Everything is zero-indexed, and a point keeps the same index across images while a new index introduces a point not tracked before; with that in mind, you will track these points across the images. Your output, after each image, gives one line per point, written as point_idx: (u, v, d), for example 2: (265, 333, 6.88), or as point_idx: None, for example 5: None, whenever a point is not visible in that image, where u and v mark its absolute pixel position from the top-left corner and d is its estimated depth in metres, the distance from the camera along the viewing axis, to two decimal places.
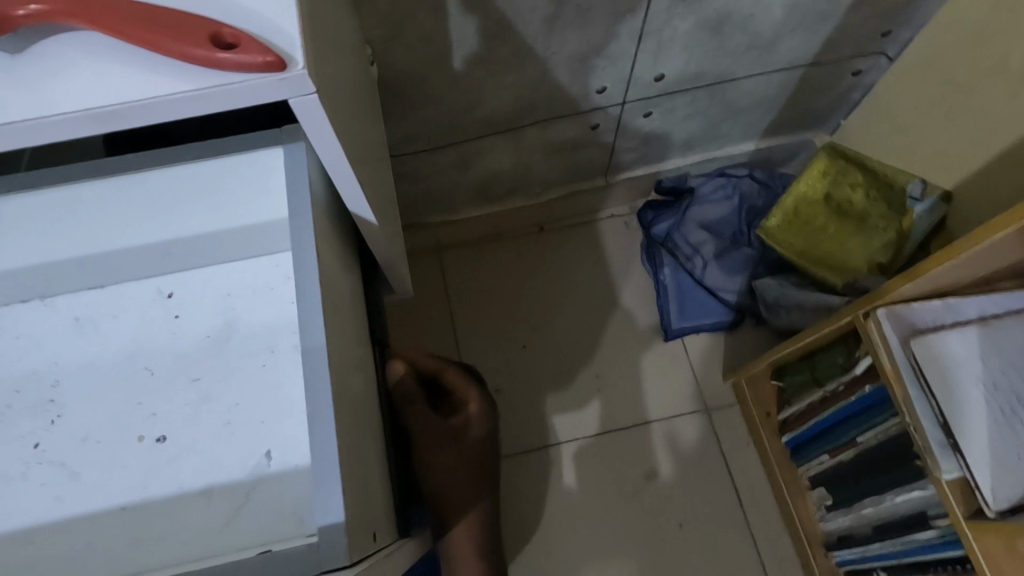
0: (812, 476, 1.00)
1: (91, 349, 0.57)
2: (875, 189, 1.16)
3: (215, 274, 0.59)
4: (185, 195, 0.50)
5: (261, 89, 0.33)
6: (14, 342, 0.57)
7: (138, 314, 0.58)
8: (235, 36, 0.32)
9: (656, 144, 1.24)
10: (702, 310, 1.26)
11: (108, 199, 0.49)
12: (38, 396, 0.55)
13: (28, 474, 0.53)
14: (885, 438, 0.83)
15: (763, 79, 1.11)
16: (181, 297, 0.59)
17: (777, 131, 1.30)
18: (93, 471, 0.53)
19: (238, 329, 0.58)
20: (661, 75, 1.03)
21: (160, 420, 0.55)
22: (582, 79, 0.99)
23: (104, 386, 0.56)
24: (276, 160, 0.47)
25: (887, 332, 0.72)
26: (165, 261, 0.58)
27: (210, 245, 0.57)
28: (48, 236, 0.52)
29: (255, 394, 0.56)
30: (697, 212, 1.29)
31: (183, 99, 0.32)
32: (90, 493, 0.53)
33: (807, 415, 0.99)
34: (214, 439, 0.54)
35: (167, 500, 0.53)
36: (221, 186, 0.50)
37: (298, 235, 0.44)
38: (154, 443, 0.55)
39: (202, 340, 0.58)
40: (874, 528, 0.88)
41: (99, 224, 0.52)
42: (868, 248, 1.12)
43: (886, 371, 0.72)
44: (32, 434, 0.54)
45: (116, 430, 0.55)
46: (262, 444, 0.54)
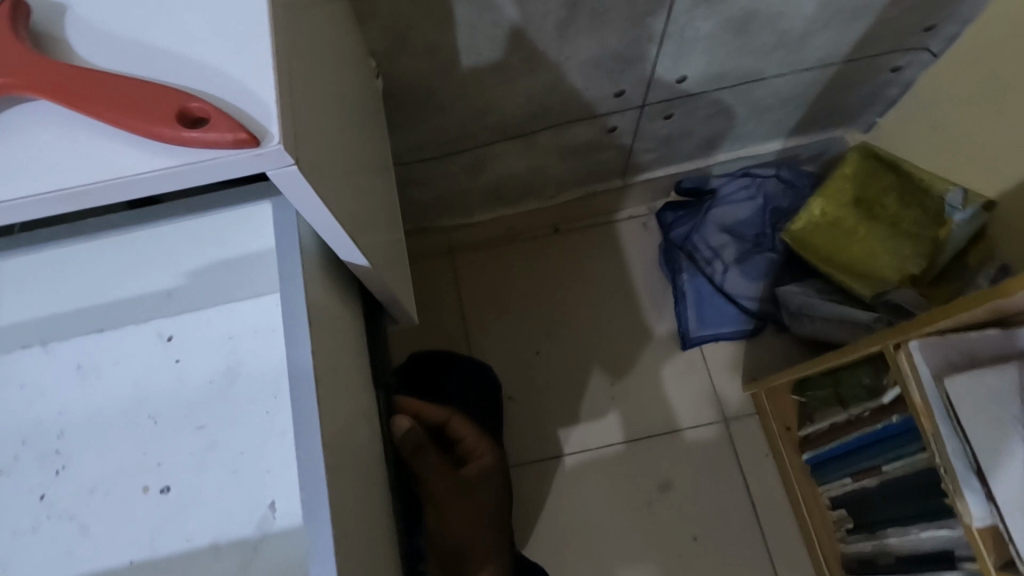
0: (832, 496, 0.97)
1: (95, 397, 0.56)
2: (908, 194, 1.10)
3: (216, 315, 0.57)
4: (179, 246, 0.48)
5: (234, 167, 0.30)
6: (18, 391, 0.56)
7: (141, 359, 0.57)
8: (204, 110, 0.29)
9: (676, 145, 1.18)
10: (723, 317, 1.22)
11: (105, 253, 0.46)
12: (43, 446, 0.55)
13: (39, 527, 0.52)
14: (913, 470, 0.79)
15: (792, 77, 1.05)
16: (182, 340, 0.57)
17: (806, 129, 1.23)
18: (102, 524, 0.53)
19: (241, 373, 0.56)
20: (683, 76, 0.98)
21: (165, 470, 0.54)
22: (598, 83, 0.94)
23: (110, 435, 0.55)
24: (266, 214, 0.45)
25: (919, 365, 0.68)
26: (167, 303, 0.56)
27: (211, 288, 0.55)
28: (45, 289, 0.50)
29: (259, 441, 0.54)
30: (719, 212, 1.24)
31: (153, 179, 0.30)
32: (101, 547, 0.52)
33: (830, 434, 0.94)
34: (220, 488, 0.53)
35: (175, 555, 0.52)
36: (213, 237, 0.47)
37: (287, 289, 0.42)
38: (160, 495, 0.53)
39: (205, 386, 0.56)
40: (898, 558, 0.85)
41: (97, 277, 0.50)
42: (899, 257, 1.08)
43: (917, 406, 0.69)
44: (39, 486, 0.54)
45: (121, 482, 0.54)
46: (266, 494, 0.52)
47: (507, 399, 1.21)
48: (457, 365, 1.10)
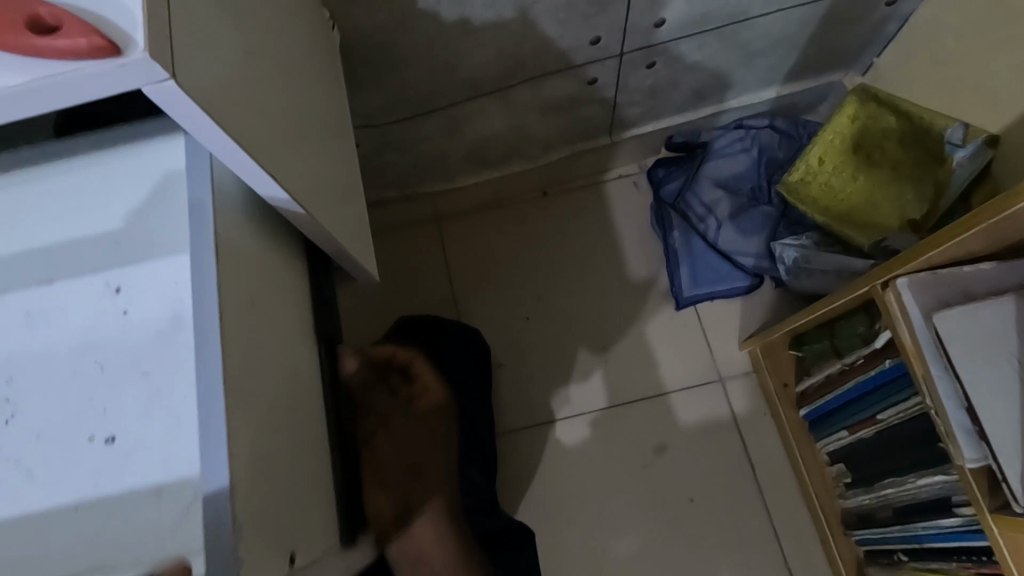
0: (831, 451, 0.94)
1: (43, 345, 0.55)
2: (909, 136, 1.03)
3: (159, 266, 0.55)
4: (100, 185, 0.51)
5: (98, 80, 0.29)
6: None
7: (87, 307, 0.55)
8: (57, 17, 0.28)
9: (663, 97, 1.14)
10: (717, 275, 1.18)
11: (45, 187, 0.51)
12: None
13: None
14: (908, 417, 0.76)
15: (778, 16, 0.99)
16: (127, 289, 0.55)
17: (802, 74, 1.17)
18: (47, 468, 0.53)
19: (186, 322, 0.54)
20: (661, 20, 0.93)
21: (110, 418, 0.53)
22: (571, 29, 0.89)
23: (60, 383, 0.54)
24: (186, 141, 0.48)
25: (908, 304, 0.64)
26: (108, 251, 0.55)
27: (148, 233, 0.54)
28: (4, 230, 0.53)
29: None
30: (712, 166, 1.20)
31: (14, 96, 0.28)
32: (49, 490, 0.52)
33: (824, 387, 0.92)
34: (164, 435, 0.52)
35: (121, 501, 0.51)
36: (125, 171, 0.51)
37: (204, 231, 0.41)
38: (104, 443, 0.53)
39: (150, 335, 0.54)
40: (896, 510, 0.81)
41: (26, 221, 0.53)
42: (900, 203, 1.03)
43: (906, 347, 0.66)
44: None
45: (69, 429, 0.53)
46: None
47: (496, 366, 1.19)
48: (441, 331, 1.08)
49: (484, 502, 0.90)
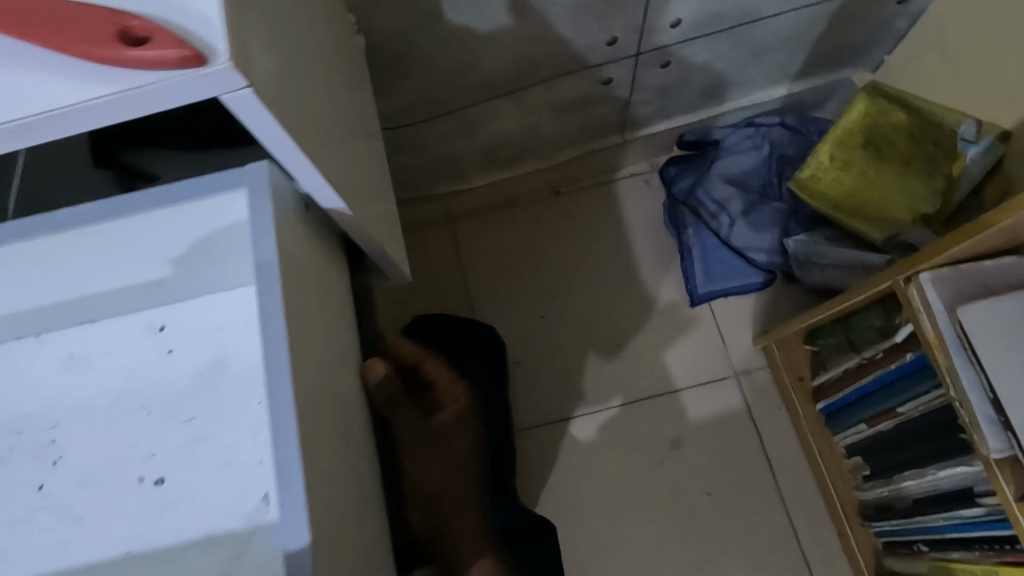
0: (849, 444, 0.95)
1: (86, 389, 0.55)
2: (921, 130, 1.04)
3: (205, 304, 0.56)
4: (151, 239, 0.47)
5: (182, 89, 0.30)
6: (12, 381, 0.55)
7: (131, 348, 0.56)
8: (146, 30, 0.30)
9: (676, 96, 1.15)
10: (730, 271, 1.19)
11: (79, 250, 0.47)
12: (36, 437, 0.54)
13: (35, 516, 0.52)
14: (929, 409, 0.77)
15: (791, 16, 1.01)
16: (172, 329, 0.56)
17: (811, 72, 1.18)
18: (94, 514, 0.51)
19: (230, 364, 0.54)
20: (677, 20, 0.94)
21: (158, 461, 0.52)
22: (589, 30, 0.90)
23: (105, 427, 0.54)
24: (239, 203, 0.45)
25: (931, 298, 0.66)
26: (154, 292, 0.54)
27: (198, 276, 0.53)
28: (35, 284, 0.50)
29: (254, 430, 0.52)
30: (723, 164, 1.21)
31: (103, 106, 0.30)
32: (95, 539, 0.51)
33: (841, 382, 0.93)
34: (212, 480, 0.51)
35: (170, 547, 0.50)
36: (175, 227, 0.46)
37: (263, 229, 0.41)
38: (153, 486, 0.52)
39: (195, 376, 0.54)
40: (916, 500, 0.83)
41: (72, 272, 0.49)
42: (911, 196, 1.04)
43: (930, 340, 0.67)
44: (36, 476, 0.53)
45: (113, 474, 0.52)
46: (257, 486, 0.51)
47: (512, 364, 1.20)
48: (458, 330, 1.08)
49: (507, 497, 0.92)
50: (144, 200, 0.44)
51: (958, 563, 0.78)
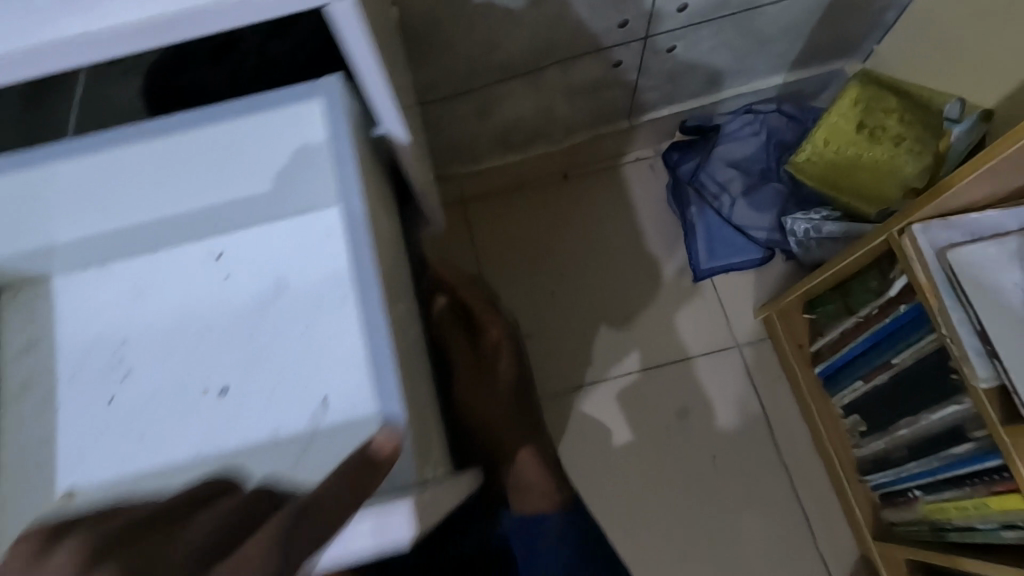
0: (846, 404, 1.01)
1: (151, 312, 0.59)
2: (911, 112, 1.12)
3: (262, 234, 0.60)
4: (227, 154, 0.53)
5: None
6: (81, 309, 0.60)
7: (191, 274, 0.60)
8: None
9: (680, 82, 1.22)
10: (733, 249, 1.25)
11: (160, 161, 0.52)
12: (105, 355, 0.58)
13: (106, 425, 0.56)
14: (920, 358, 0.82)
15: (789, 5, 1.08)
16: (232, 256, 0.60)
17: (807, 61, 1.26)
18: (164, 421, 0.56)
19: (288, 287, 0.59)
20: (684, 5, 1.00)
21: (221, 373, 0.57)
22: (603, 13, 0.97)
23: (170, 346, 0.58)
24: (314, 113, 0.50)
25: (922, 247, 0.72)
26: (216, 221, 0.60)
27: (264, 200, 0.59)
28: (113, 200, 0.55)
29: (312, 343, 0.57)
30: (725, 149, 1.27)
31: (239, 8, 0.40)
32: (164, 441, 0.56)
33: (840, 343, 0.99)
34: (276, 387, 0.56)
35: (236, 447, 0.55)
36: (250, 142, 0.52)
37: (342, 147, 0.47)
38: (217, 396, 0.57)
39: (252, 298, 0.59)
40: (910, 448, 0.88)
41: (154, 185, 0.55)
42: (904, 175, 1.11)
43: (922, 285, 0.72)
44: (106, 390, 0.57)
45: (181, 383, 0.57)
46: (318, 391, 0.56)
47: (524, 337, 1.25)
48: None
49: None
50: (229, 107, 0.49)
51: (951, 502, 0.82)
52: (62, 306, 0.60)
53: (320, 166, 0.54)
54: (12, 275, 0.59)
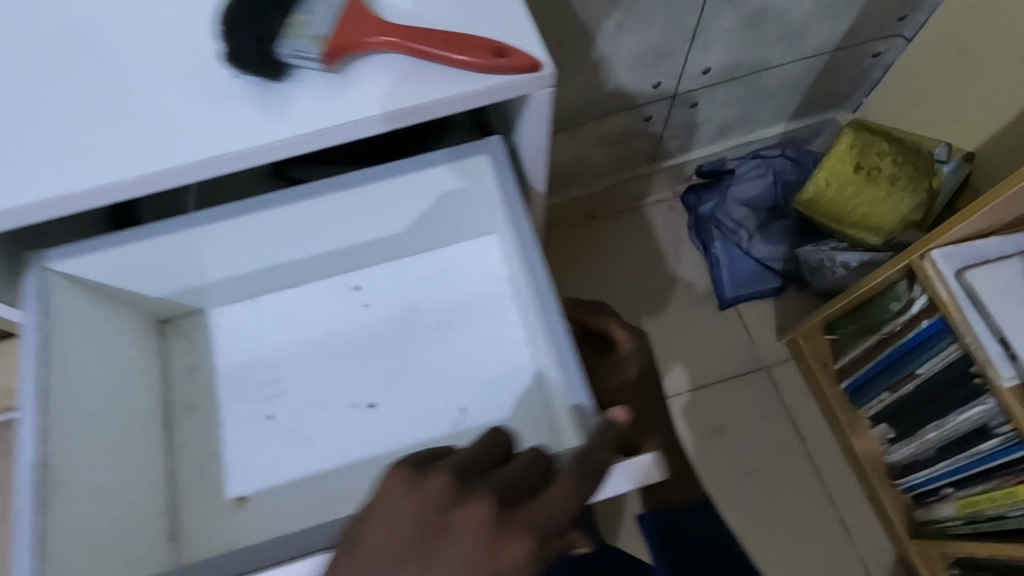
0: (873, 414, 1.11)
1: (299, 338, 0.67)
2: (903, 154, 1.23)
3: (395, 268, 0.70)
4: (392, 202, 0.61)
5: (520, 85, 0.47)
6: (236, 336, 0.68)
7: (334, 304, 0.69)
8: (502, 47, 0.47)
9: (698, 132, 1.37)
10: (754, 278, 1.37)
11: (336, 208, 0.60)
12: (261, 377, 0.65)
13: (269, 439, 0.63)
14: (943, 366, 0.93)
15: (793, 66, 1.24)
16: (369, 288, 0.69)
17: (805, 113, 1.43)
18: (320, 435, 0.63)
19: (422, 310, 0.68)
20: (708, 68, 1.16)
21: (369, 389, 0.65)
22: (640, 75, 1.11)
23: (319, 368, 0.66)
24: (482, 167, 0.58)
25: (942, 269, 0.84)
26: (358, 258, 0.69)
27: (406, 237, 0.67)
28: (280, 241, 0.63)
29: (452, 358, 0.66)
30: (737, 189, 1.38)
31: (468, 97, 0.47)
32: (323, 451, 0.63)
33: (865, 358, 1.10)
34: (420, 398, 0.64)
35: (388, 453, 0.63)
36: (415, 190, 0.61)
37: (506, 186, 0.57)
38: (368, 409, 0.64)
39: (392, 323, 0.68)
40: (939, 448, 0.98)
41: (324, 229, 0.63)
42: (899, 209, 1.23)
43: (943, 301, 0.84)
44: (264, 408, 0.64)
45: (332, 402, 0.65)
46: (456, 401, 0.64)
47: None
48: None
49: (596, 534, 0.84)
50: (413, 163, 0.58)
51: (983, 494, 0.92)
52: (218, 335, 0.68)
53: (468, 206, 0.64)
54: (175, 309, 0.67)
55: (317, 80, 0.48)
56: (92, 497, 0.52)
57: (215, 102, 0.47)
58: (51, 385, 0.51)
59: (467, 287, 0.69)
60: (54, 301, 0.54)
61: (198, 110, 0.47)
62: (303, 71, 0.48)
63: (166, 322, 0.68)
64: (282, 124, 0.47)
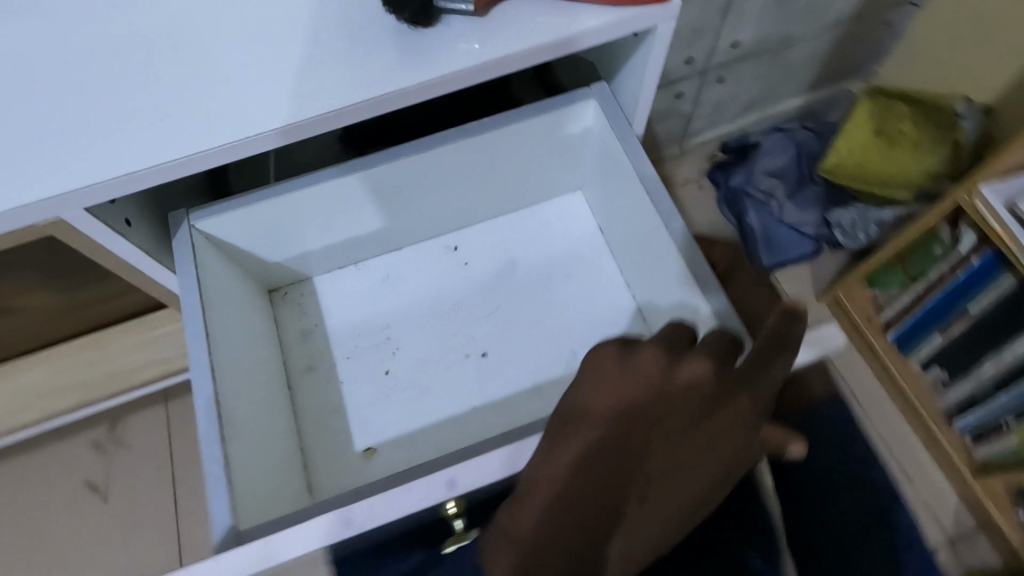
0: (924, 359, 1.14)
1: (406, 297, 0.70)
2: (921, 114, 1.30)
3: (489, 227, 0.73)
4: (496, 157, 0.64)
5: (647, 18, 0.58)
6: (345, 299, 0.70)
7: (435, 264, 0.72)
8: None
9: (724, 108, 1.42)
10: (791, 244, 1.40)
11: (448, 167, 0.63)
12: (375, 336, 0.68)
13: (390, 393, 0.65)
14: (998, 300, 0.97)
15: (815, 38, 1.30)
16: (467, 247, 0.72)
17: (823, 84, 1.49)
18: (439, 386, 0.66)
19: (523, 265, 0.71)
20: (737, 43, 1.21)
21: (480, 339, 0.68)
22: (676, 53, 1.16)
23: (431, 325, 0.68)
24: (584, 113, 0.63)
25: (994, 204, 0.88)
26: (455, 219, 0.71)
27: (502, 196, 0.71)
28: (387, 202, 0.65)
29: (559, 305, 0.69)
30: (763, 161, 1.42)
31: (603, 31, 0.58)
32: (444, 400, 0.65)
33: (912, 306, 1.13)
34: (532, 345, 0.67)
35: (506, 396, 0.65)
36: (519, 142, 0.63)
37: (619, 130, 0.60)
38: (480, 358, 0.67)
39: (494, 277, 0.71)
40: (998, 381, 1.02)
41: (436, 183, 0.65)
42: (926, 163, 1.27)
43: (998, 234, 0.88)
44: (382, 363, 0.66)
45: (447, 354, 0.67)
46: (567, 344, 0.67)
47: None
48: None
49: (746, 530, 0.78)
50: (523, 113, 0.61)
51: None
52: (327, 300, 0.70)
53: (565, 160, 0.68)
54: (286, 276, 0.69)
55: (466, 23, 0.58)
56: (253, 441, 0.54)
57: (382, 54, 0.56)
58: (210, 342, 0.52)
59: (561, 239, 0.72)
60: (195, 262, 0.55)
61: (369, 57, 0.56)
62: (452, 15, 0.58)
63: (274, 291, 0.71)
64: (446, 64, 0.56)
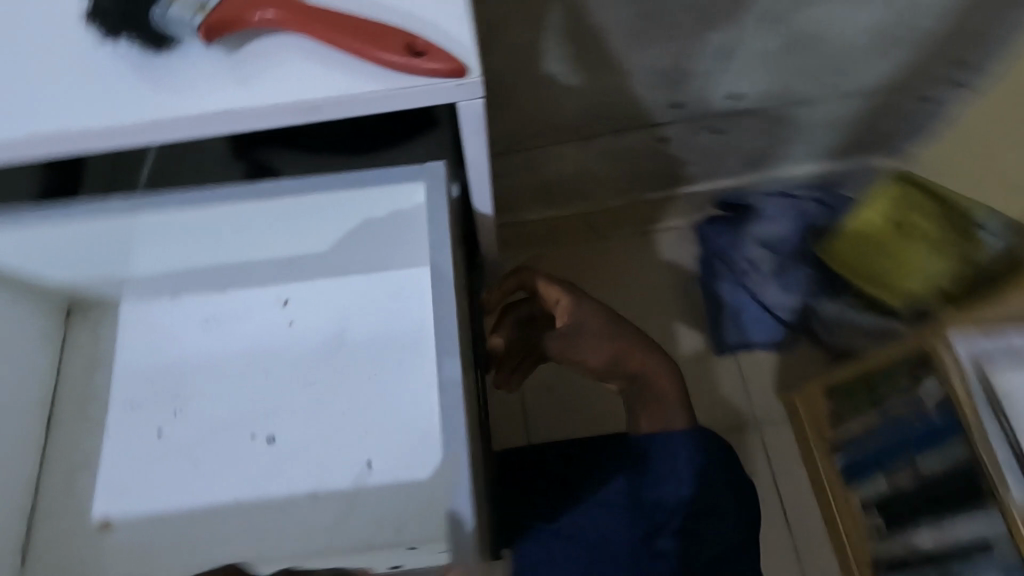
0: (865, 496, 1.01)
1: (214, 350, 0.61)
2: (944, 214, 1.10)
3: (331, 287, 0.63)
4: (324, 222, 0.56)
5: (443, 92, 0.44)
6: (146, 337, 0.61)
7: (258, 319, 0.62)
8: (425, 47, 0.44)
9: (726, 159, 1.20)
10: (760, 327, 1.24)
11: (258, 221, 0.54)
12: (164, 387, 0.60)
13: (156, 459, 0.58)
14: (949, 463, 0.86)
15: (838, 105, 1.10)
16: (297, 303, 0.62)
17: (855, 152, 1.23)
18: (213, 464, 0.58)
19: (348, 340, 0.61)
20: (736, 93, 1.03)
21: (272, 419, 0.59)
22: (660, 92, 0.99)
23: (225, 390, 0.60)
24: (418, 192, 0.53)
25: (964, 363, 0.74)
26: (289, 269, 0.61)
27: (346, 256, 0.60)
28: (187, 241, 0.56)
29: (367, 402, 0.59)
30: (757, 229, 1.24)
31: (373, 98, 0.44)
32: (213, 483, 0.57)
33: (865, 436, 1.00)
34: (325, 441, 0.58)
35: (279, 498, 0.57)
36: (353, 208, 0.54)
37: (439, 224, 0.51)
38: (265, 443, 0.58)
39: (315, 348, 0.61)
40: (932, 551, 0.90)
41: (235, 230, 0.55)
42: (931, 272, 1.10)
43: (960, 398, 0.74)
44: (157, 424, 0.59)
45: (232, 432, 0.59)
46: (364, 451, 0.58)
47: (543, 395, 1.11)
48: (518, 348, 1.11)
49: None
50: (346, 177, 0.52)
51: None
52: (127, 330, 0.62)
53: (414, 237, 0.58)
54: (86, 297, 0.62)
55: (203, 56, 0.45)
56: None
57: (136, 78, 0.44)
58: None
59: (403, 318, 0.61)
60: None
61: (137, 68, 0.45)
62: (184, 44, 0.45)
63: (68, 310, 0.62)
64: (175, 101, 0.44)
